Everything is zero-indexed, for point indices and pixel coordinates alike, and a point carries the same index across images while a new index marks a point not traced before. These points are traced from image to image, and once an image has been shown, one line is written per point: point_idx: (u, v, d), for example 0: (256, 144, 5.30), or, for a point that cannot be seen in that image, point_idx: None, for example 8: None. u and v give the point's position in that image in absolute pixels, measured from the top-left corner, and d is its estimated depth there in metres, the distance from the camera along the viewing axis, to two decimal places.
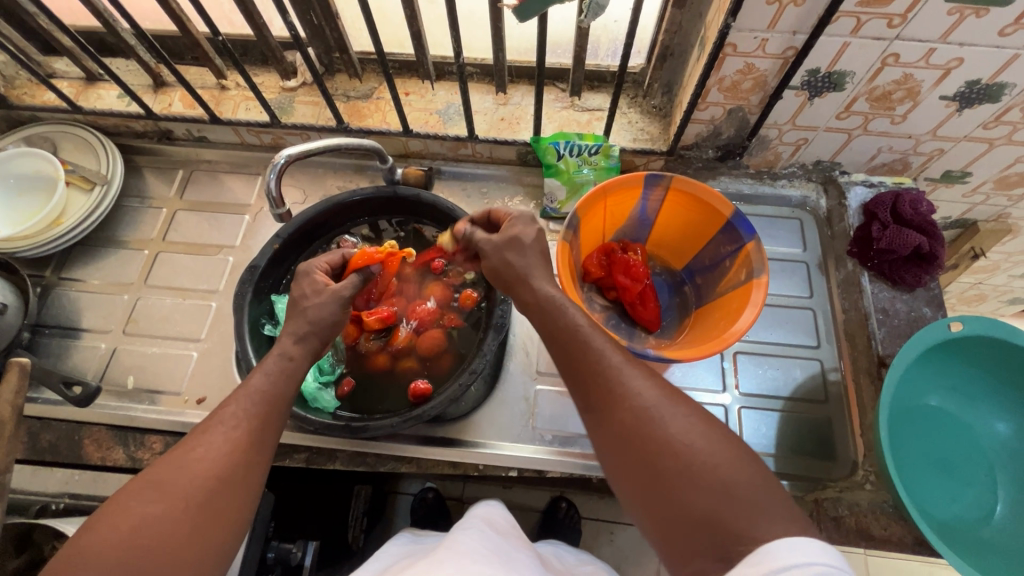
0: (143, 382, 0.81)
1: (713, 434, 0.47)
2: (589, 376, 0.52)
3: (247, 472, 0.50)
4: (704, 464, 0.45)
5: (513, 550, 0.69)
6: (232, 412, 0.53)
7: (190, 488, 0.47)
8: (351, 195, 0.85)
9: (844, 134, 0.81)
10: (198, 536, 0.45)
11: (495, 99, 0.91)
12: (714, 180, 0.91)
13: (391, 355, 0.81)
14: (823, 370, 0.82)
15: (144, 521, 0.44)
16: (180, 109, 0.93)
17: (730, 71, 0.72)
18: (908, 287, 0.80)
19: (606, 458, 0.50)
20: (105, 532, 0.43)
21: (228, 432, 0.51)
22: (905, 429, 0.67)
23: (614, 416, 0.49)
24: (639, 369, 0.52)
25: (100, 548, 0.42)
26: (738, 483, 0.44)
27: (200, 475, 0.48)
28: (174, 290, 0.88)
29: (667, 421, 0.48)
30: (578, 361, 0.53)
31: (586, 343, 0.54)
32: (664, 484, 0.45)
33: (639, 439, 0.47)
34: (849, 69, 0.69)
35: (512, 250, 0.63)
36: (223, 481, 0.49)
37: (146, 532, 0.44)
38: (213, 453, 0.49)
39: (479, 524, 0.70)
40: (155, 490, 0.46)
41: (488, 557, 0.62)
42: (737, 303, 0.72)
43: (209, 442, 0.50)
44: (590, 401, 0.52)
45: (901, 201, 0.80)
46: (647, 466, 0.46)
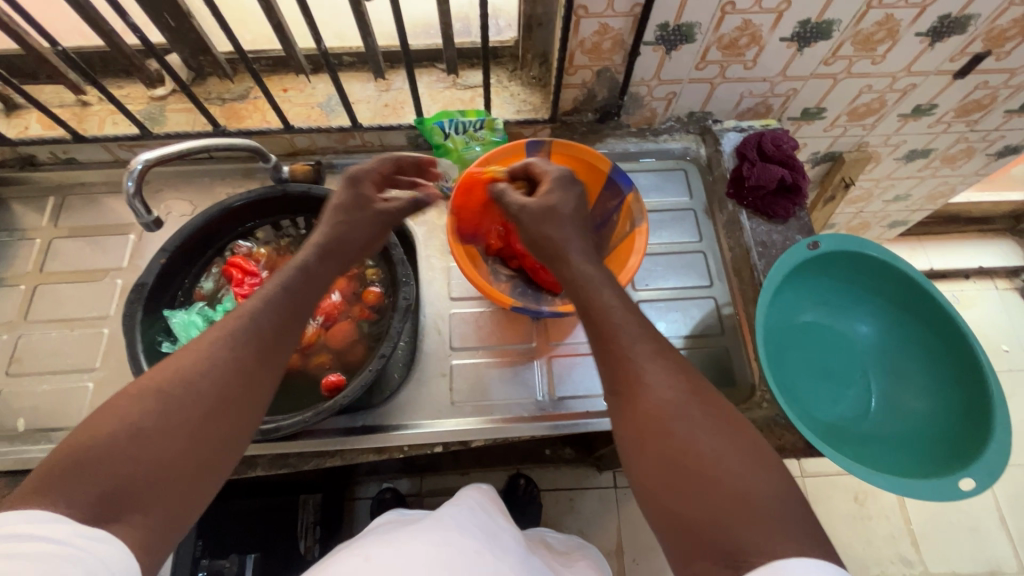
0: (37, 422, 0.76)
1: (740, 445, 0.47)
2: (622, 367, 0.52)
3: (246, 390, 0.50)
4: (727, 473, 0.45)
5: (499, 529, 0.71)
6: (240, 331, 0.52)
7: (190, 403, 0.46)
8: (238, 199, 0.82)
9: (707, 83, 0.86)
10: (199, 448, 0.45)
11: (376, 86, 0.91)
12: (600, 142, 0.95)
13: (301, 354, 0.80)
14: (718, 306, 0.87)
15: (147, 430, 0.43)
16: (39, 132, 0.87)
17: (588, 33, 0.75)
18: (781, 219, 0.86)
19: (628, 449, 0.50)
20: (102, 436, 0.42)
21: (227, 353, 0.50)
22: (786, 345, 0.74)
23: (644, 409, 0.50)
24: (673, 368, 0.52)
25: (98, 452, 0.41)
26: (760, 493, 0.43)
27: (200, 392, 0.47)
28: (60, 322, 0.83)
29: (695, 427, 0.48)
30: (614, 348, 0.54)
31: (621, 334, 0.54)
32: (685, 484, 0.45)
33: (664, 434, 0.48)
34: (695, 21, 0.74)
35: (550, 222, 0.64)
36: (223, 399, 0.48)
37: (146, 444, 0.43)
38: (213, 373, 0.48)
39: (472, 502, 0.73)
40: (158, 402, 0.45)
41: (473, 532, 0.65)
42: (624, 252, 0.77)
43: (208, 361, 0.49)
44: (621, 391, 0.52)
45: (764, 140, 0.86)
46: (670, 464, 0.46)
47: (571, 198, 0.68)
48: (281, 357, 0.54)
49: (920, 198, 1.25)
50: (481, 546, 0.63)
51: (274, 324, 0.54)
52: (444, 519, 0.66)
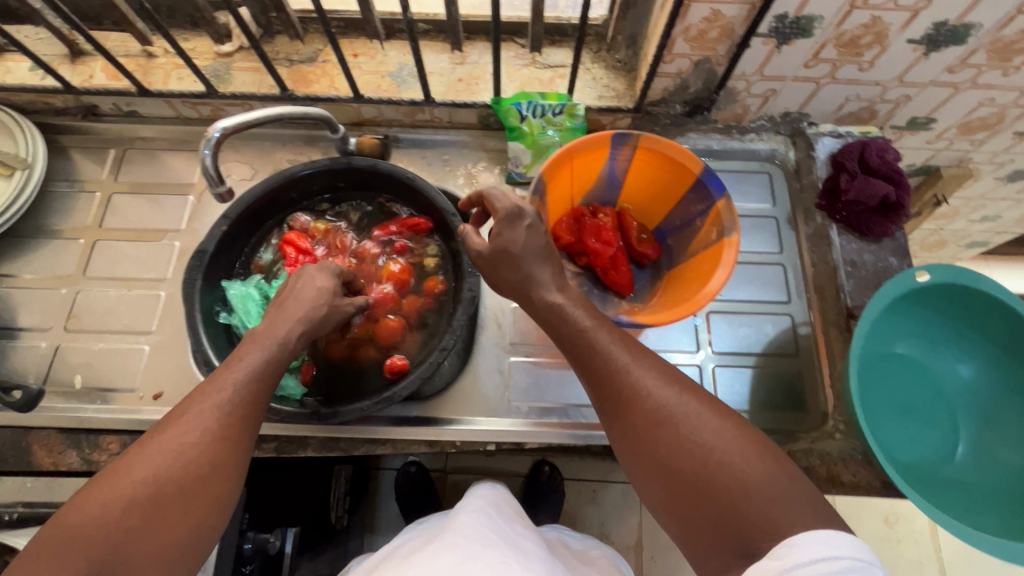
0: (92, 380, 0.76)
1: (730, 436, 0.46)
2: (607, 385, 0.52)
3: (223, 459, 0.47)
4: (721, 467, 0.45)
5: (521, 534, 0.69)
6: (216, 389, 0.50)
7: (164, 475, 0.44)
8: (302, 168, 0.79)
9: (812, 83, 0.79)
10: (174, 520, 0.44)
11: (451, 58, 0.86)
12: (682, 137, 0.88)
13: (350, 343, 0.77)
14: (794, 324, 0.82)
15: (133, 499, 0.43)
16: (103, 81, 0.84)
17: (696, 19, 0.68)
18: (875, 238, 0.80)
19: (630, 462, 0.51)
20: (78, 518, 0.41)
21: (200, 415, 0.48)
22: (873, 376, 0.69)
23: (634, 420, 0.50)
24: (655, 372, 0.52)
25: (72, 537, 0.40)
26: (756, 481, 0.44)
27: (175, 463, 0.45)
28: (117, 281, 0.82)
29: (684, 426, 0.48)
30: (593, 366, 0.53)
31: (597, 349, 0.53)
32: (687, 488, 0.46)
33: (656, 441, 0.48)
34: (817, 14, 0.66)
35: (505, 266, 0.58)
36: (196, 467, 0.46)
37: (117, 521, 0.41)
38: (183, 441, 0.46)
39: (488, 508, 0.70)
40: (128, 479, 0.43)
41: (494, 541, 0.63)
42: (709, 262, 0.71)
43: (183, 426, 0.47)
44: (610, 407, 0.52)
45: (868, 150, 0.79)
46: (669, 467, 0.47)
47: (525, 234, 0.58)
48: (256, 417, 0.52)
49: (1011, 220, 1.16)
50: (511, 558, 0.61)
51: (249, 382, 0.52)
52: (457, 530, 0.64)
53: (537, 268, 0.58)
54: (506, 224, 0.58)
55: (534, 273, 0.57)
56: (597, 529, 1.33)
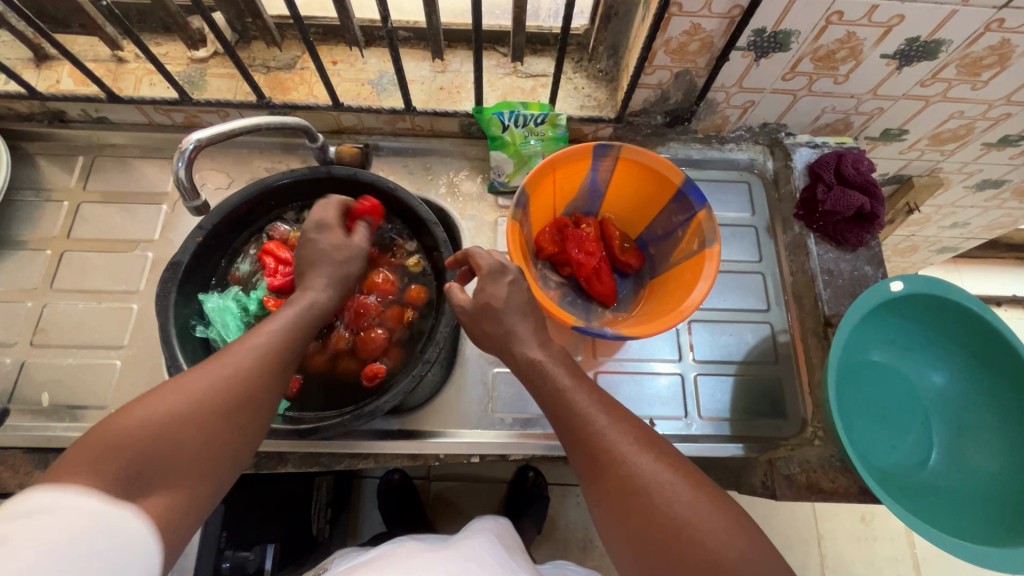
0: (61, 397, 0.73)
1: (704, 508, 0.47)
2: (586, 449, 0.52)
3: (265, 392, 0.53)
4: (693, 540, 0.45)
5: (521, 571, 0.68)
6: (256, 335, 0.55)
7: (212, 398, 0.48)
8: (280, 177, 0.78)
9: (790, 95, 0.80)
10: (218, 436, 0.48)
11: (432, 66, 0.85)
12: (662, 146, 0.89)
13: (329, 357, 0.76)
14: (773, 332, 0.83)
15: (169, 421, 0.46)
16: (70, 87, 0.82)
17: (676, 32, 0.68)
18: (851, 247, 0.81)
19: (605, 529, 0.50)
20: (135, 416, 0.45)
21: (249, 351, 0.53)
22: (850, 384, 0.70)
23: (609, 485, 0.49)
24: (633, 435, 0.52)
25: (129, 430, 0.44)
26: (727, 557, 0.44)
27: (229, 384, 0.50)
28: (87, 294, 0.79)
29: (660, 496, 0.47)
30: (571, 426, 0.54)
31: (575, 409, 0.54)
32: (659, 563, 0.45)
33: (629, 511, 0.48)
34: (794, 28, 0.67)
35: (487, 319, 0.60)
36: (244, 392, 0.51)
37: (171, 423, 0.46)
38: (236, 368, 0.51)
39: (495, 540, 0.70)
40: (183, 396, 0.47)
41: (484, 558, 0.63)
42: (690, 273, 0.72)
43: (237, 359, 0.52)
44: (586, 469, 0.52)
45: (844, 161, 0.81)
46: (641, 539, 0.46)
47: (507, 289, 0.61)
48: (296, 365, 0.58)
49: (978, 226, 1.20)
50: None
51: (290, 332, 0.58)
52: (452, 547, 0.65)
53: (513, 318, 0.59)
54: (488, 279, 0.61)
55: (511, 323, 0.59)
56: (581, 533, 1.34)
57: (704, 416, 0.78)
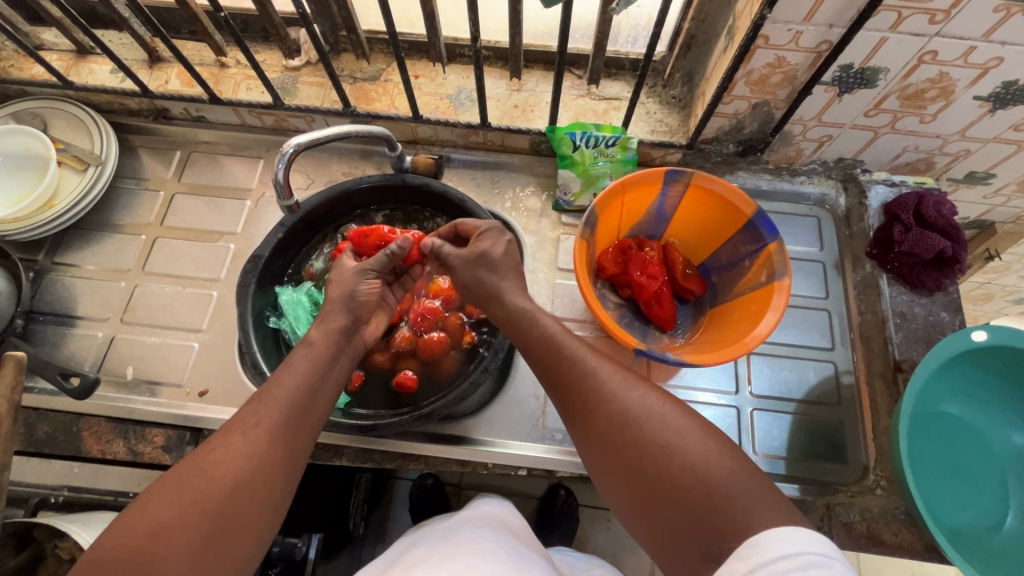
0: (143, 372, 0.79)
1: (690, 433, 0.49)
2: (575, 390, 0.56)
3: (270, 479, 0.50)
4: (683, 463, 0.47)
5: (525, 551, 0.69)
6: (252, 412, 0.52)
7: (206, 496, 0.46)
8: (358, 182, 0.82)
9: (870, 131, 0.78)
10: (216, 539, 0.45)
11: (509, 85, 0.88)
12: (731, 175, 0.89)
13: (391, 356, 0.79)
14: (837, 372, 0.81)
15: (158, 528, 0.44)
16: (177, 87, 0.89)
17: (759, 64, 0.69)
18: (927, 291, 0.78)
19: (601, 468, 0.53)
20: (129, 535, 0.43)
21: (248, 434, 0.50)
22: (921, 434, 0.67)
23: (599, 424, 0.53)
24: (619, 374, 0.55)
25: (122, 552, 0.42)
26: (716, 475, 0.46)
27: (226, 481, 0.47)
28: (173, 278, 0.85)
29: (649, 425, 0.50)
30: (560, 375, 0.57)
31: (562, 357, 0.58)
32: (654, 492, 0.48)
33: (619, 445, 0.51)
34: (883, 66, 0.67)
35: (482, 267, 0.67)
36: (243, 486, 0.48)
37: (165, 540, 0.43)
38: (232, 461, 0.48)
39: (490, 526, 0.71)
40: (178, 494, 0.46)
41: (493, 553, 0.62)
42: (757, 305, 0.71)
43: (235, 447, 0.49)
44: (577, 412, 0.55)
45: (924, 203, 0.77)
46: (635, 471, 0.49)
47: (504, 245, 0.68)
48: (306, 438, 0.55)
49: None
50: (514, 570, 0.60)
51: (296, 401, 0.54)
52: (457, 544, 0.64)
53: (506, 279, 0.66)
54: (488, 235, 0.69)
55: (505, 280, 0.66)
56: (611, 559, 1.31)
57: (759, 452, 0.76)
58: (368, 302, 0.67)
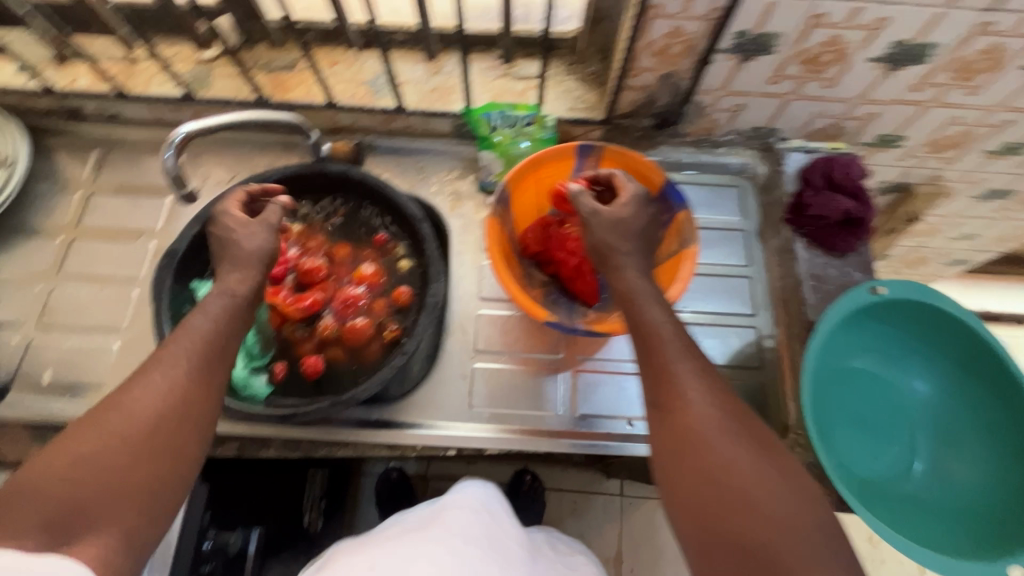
0: (61, 376, 0.77)
1: (779, 476, 0.45)
2: (666, 382, 0.50)
3: (196, 407, 0.49)
4: (765, 500, 0.43)
5: (508, 531, 0.73)
6: (172, 353, 0.50)
7: (129, 436, 0.45)
8: (275, 172, 0.81)
9: (779, 99, 0.79)
10: (144, 474, 0.45)
11: (426, 68, 0.87)
12: (653, 149, 0.89)
13: (316, 345, 0.78)
14: (759, 337, 0.82)
15: (78, 466, 0.43)
16: (86, 85, 0.87)
17: (658, 35, 0.69)
18: (839, 253, 0.80)
19: (663, 467, 0.48)
20: (44, 475, 0.42)
21: (166, 373, 0.49)
22: (833, 391, 0.69)
23: (684, 429, 0.48)
24: (712, 387, 0.50)
25: (45, 494, 0.41)
26: (797, 524, 0.42)
27: (146, 415, 0.47)
28: (92, 279, 0.83)
29: (736, 451, 0.46)
30: (663, 361, 0.51)
31: (663, 345, 0.52)
32: (711, 512, 0.44)
33: (697, 459, 0.46)
34: (777, 31, 0.68)
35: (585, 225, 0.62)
36: (168, 420, 0.47)
37: (90, 470, 0.43)
38: (153, 396, 0.47)
39: (482, 505, 0.74)
40: (99, 435, 0.44)
41: (474, 541, 0.67)
42: (669, 272, 0.72)
43: (154, 384, 0.48)
44: (660, 403, 0.50)
45: (833, 166, 0.80)
46: (703, 489, 0.45)
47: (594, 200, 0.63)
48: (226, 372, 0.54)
49: (989, 239, 1.15)
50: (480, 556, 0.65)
51: (212, 342, 0.53)
52: (448, 524, 0.69)
53: (630, 255, 0.60)
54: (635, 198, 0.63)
55: (632, 256, 0.59)
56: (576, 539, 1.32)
57: None
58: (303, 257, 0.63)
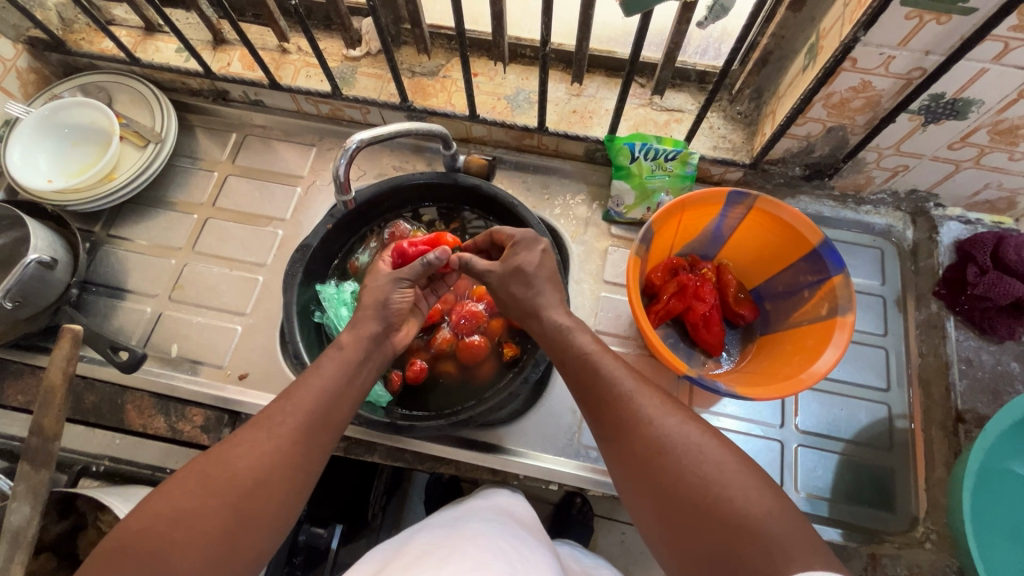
0: (187, 351, 0.80)
1: (730, 467, 0.48)
2: (609, 408, 0.55)
3: (292, 476, 0.50)
4: (722, 497, 0.46)
5: (532, 544, 0.65)
6: (279, 412, 0.53)
7: (226, 496, 0.47)
8: (411, 178, 0.81)
9: (951, 165, 0.74)
10: (232, 540, 0.46)
11: (569, 89, 0.86)
12: (792, 199, 0.85)
13: (431, 356, 0.78)
14: (890, 415, 0.77)
15: (179, 517, 0.45)
16: (238, 70, 0.89)
17: (842, 87, 0.65)
18: (998, 339, 0.74)
19: (631, 489, 0.52)
20: (150, 520, 0.45)
21: (272, 433, 0.51)
22: (988, 495, 0.63)
23: (633, 448, 0.52)
24: (657, 400, 0.54)
25: (140, 541, 0.43)
26: (755, 514, 0.44)
27: (246, 477, 0.48)
28: (222, 260, 0.86)
29: (685, 454, 0.49)
30: (597, 393, 0.56)
31: (599, 373, 0.57)
32: (682, 519, 0.47)
33: (654, 476, 0.49)
34: (978, 98, 0.62)
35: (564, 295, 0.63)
36: (263, 484, 0.49)
37: (188, 530, 0.44)
38: (256, 458, 0.49)
39: (498, 516, 0.67)
40: (199, 487, 0.47)
41: (505, 551, 0.59)
42: (816, 338, 0.68)
43: (261, 445, 0.50)
44: (611, 432, 0.54)
45: (1004, 245, 0.72)
46: (670, 498, 0.48)
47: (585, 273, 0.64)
48: (330, 439, 0.55)
49: None
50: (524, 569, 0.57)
51: (318, 405, 0.54)
52: (470, 536, 0.61)
53: None
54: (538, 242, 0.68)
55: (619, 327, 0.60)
56: None
57: (801, 491, 0.73)
58: (387, 310, 0.64)
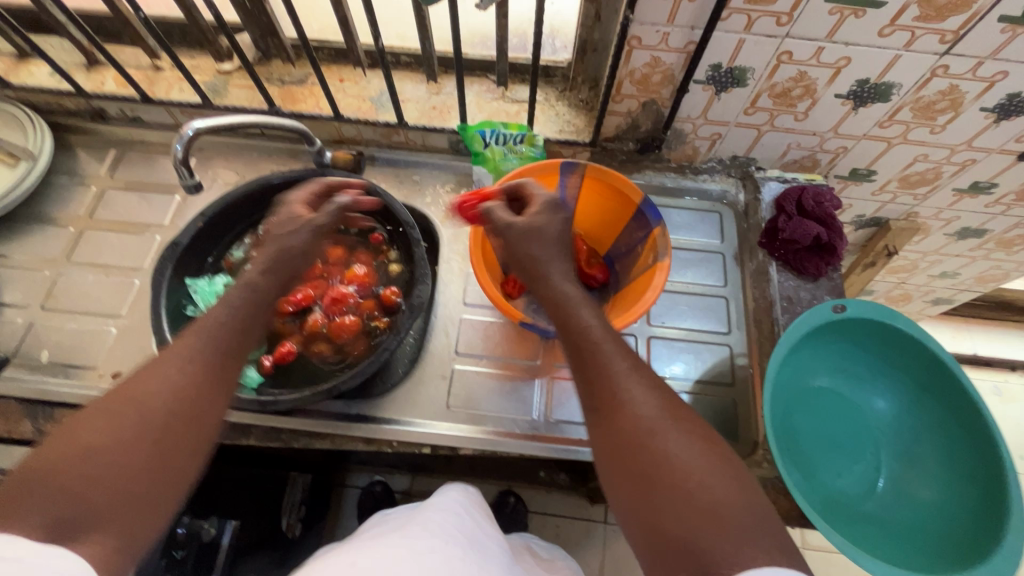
0: (59, 356, 0.81)
1: (713, 463, 0.44)
2: (598, 378, 0.50)
3: (213, 403, 0.50)
4: (699, 487, 0.42)
5: (484, 531, 0.67)
6: (187, 346, 0.52)
7: (134, 432, 0.44)
8: (277, 176, 0.85)
9: (754, 130, 0.84)
10: (156, 473, 0.44)
11: (427, 88, 0.94)
12: (638, 173, 0.94)
13: (303, 339, 0.82)
14: (732, 355, 0.85)
15: (85, 450, 0.42)
16: (112, 88, 0.94)
17: (639, 64, 0.75)
18: (811, 277, 0.83)
19: (606, 465, 0.47)
20: (55, 456, 0.42)
21: (183, 366, 0.50)
22: (799, 409, 0.73)
23: (620, 427, 0.47)
24: (645, 381, 0.50)
25: (42, 480, 0.40)
26: (733, 512, 0.41)
27: (159, 409, 0.46)
28: (97, 267, 0.88)
29: (668, 439, 0.45)
30: (588, 359, 0.51)
31: (594, 341, 0.52)
32: (656, 504, 0.43)
33: (636, 454, 0.45)
34: (749, 65, 0.73)
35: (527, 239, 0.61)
36: (182, 416, 0.47)
37: (94, 470, 0.42)
38: (168, 390, 0.48)
39: (455, 503, 0.69)
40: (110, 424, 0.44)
41: (452, 539, 0.60)
42: (641, 285, 0.75)
43: (168, 378, 0.49)
44: (596, 402, 0.49)
45: (805, 196, 0.84)
46: (641, 483, 0.44)
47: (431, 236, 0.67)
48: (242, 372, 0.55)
49: (969, 278, 1.18)
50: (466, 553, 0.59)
51: (229, 336, 0.54)
52: (418, 554, 0.55)
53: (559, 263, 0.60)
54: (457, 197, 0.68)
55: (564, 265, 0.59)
56: None
57: None
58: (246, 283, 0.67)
